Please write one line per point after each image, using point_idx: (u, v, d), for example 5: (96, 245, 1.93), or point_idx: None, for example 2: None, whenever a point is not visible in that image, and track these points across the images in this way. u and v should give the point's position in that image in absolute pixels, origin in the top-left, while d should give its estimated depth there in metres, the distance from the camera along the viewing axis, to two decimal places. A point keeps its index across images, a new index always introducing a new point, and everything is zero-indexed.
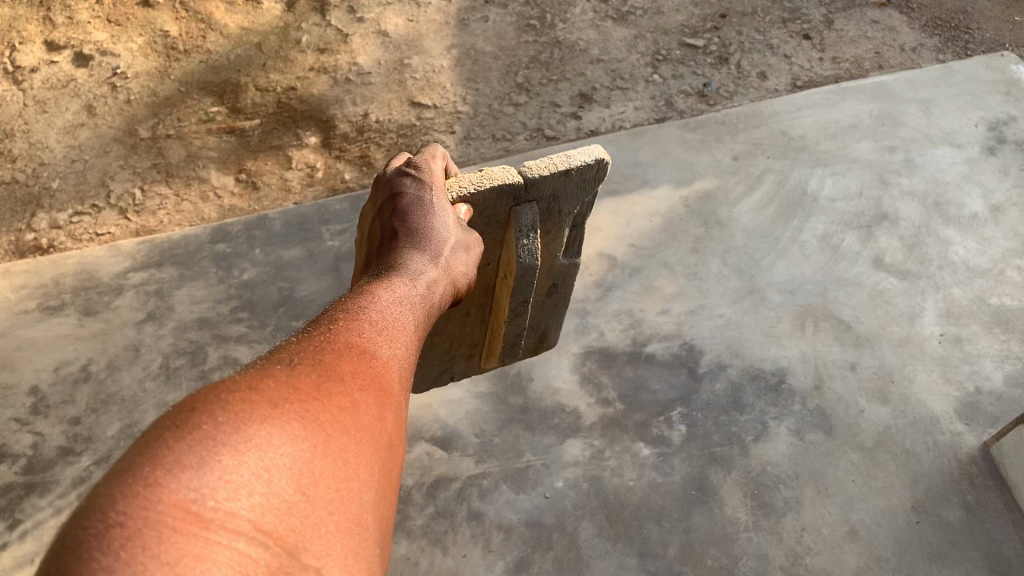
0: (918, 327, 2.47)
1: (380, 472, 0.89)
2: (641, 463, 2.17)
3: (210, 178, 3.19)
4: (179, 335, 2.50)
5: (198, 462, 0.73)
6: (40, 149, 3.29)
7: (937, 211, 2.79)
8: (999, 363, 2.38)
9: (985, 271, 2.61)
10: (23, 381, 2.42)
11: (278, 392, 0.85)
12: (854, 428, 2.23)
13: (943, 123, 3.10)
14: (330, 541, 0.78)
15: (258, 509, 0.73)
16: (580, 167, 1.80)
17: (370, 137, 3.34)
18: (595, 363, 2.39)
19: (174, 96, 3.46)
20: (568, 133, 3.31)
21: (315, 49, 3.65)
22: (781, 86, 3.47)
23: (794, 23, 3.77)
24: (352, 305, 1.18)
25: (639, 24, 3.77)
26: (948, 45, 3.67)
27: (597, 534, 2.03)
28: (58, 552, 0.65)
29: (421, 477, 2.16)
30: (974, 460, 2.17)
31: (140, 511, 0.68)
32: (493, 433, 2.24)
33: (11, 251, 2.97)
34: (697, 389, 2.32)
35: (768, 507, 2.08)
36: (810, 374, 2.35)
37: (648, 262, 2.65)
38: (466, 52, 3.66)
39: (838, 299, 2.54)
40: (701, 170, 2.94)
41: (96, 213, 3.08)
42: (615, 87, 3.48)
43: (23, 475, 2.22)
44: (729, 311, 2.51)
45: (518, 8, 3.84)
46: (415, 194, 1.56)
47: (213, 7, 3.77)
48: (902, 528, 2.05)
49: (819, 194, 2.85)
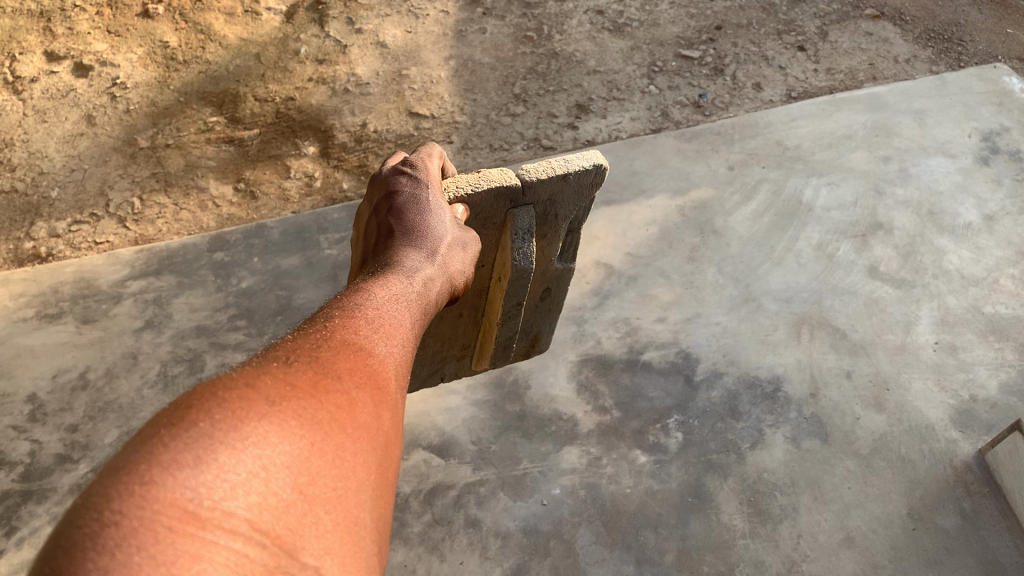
0: (913, 335, 2.48)
1: (377, 470, 0.87)
2: (638, 470, 2.18)
3: (209, 187, 3.20)
4: (177, 343, 2.51)
5: (194, 460, 0.71)
6: (39, 158, 3.29)
7: (931, 220, 2.81)
8: (994, 371, 2.40)
9: (979, 280, 2.63)
10: (21, 389, 2.42)
11: (275, 389, 0.83)
12: (850, 435, 2.25)
13: (937, 133, 3.12)
14: (328, 541, 0.75)
15: (255, 509, 0.70)
16: (578, 172, 1.82)
17: (368, 147, 3.35)
18: (592, 371, 2.40)
19: (173, 106, 3.47)
20: (564, 143, 3.33)
21: (314, 60, 3.67)
22: (777, 96, 3.49)
23: (789, 35, 3.80)
24: (347, 303, 1.18)
25: (635, 35, 3.80)
26: (941, 56, 3.70)
27: (594, 541, 2.04)
28: (52, 552, 0.62)
29: (419, 484, 2.16)
30: (970, 467, 2.18)
31: (135, 510, 0.65)
32: (489, 441, 2.24)
33: (10, 259, 2.98)
34: (693, 397, 2.33)
35: (765, 514, 2.09)
36: (807, 382, 2.36)
37: (645, 270, 2.66)
38: (464, 63, 3.68)
39: (833, 307, 2.55)
40: (697, 180, 2.96)
41: (95, 222, 3.08)
42: (612, 98, 3.50)
43: (20, 482, 2.22)
44: (725, 319, 2.52)
45: (515, 20, 3.86)
46: (410, 192, 1.58)
47: (212, 19, 3.79)
48: (899, 534, 2.06)
49: (815, 204, 2.87)
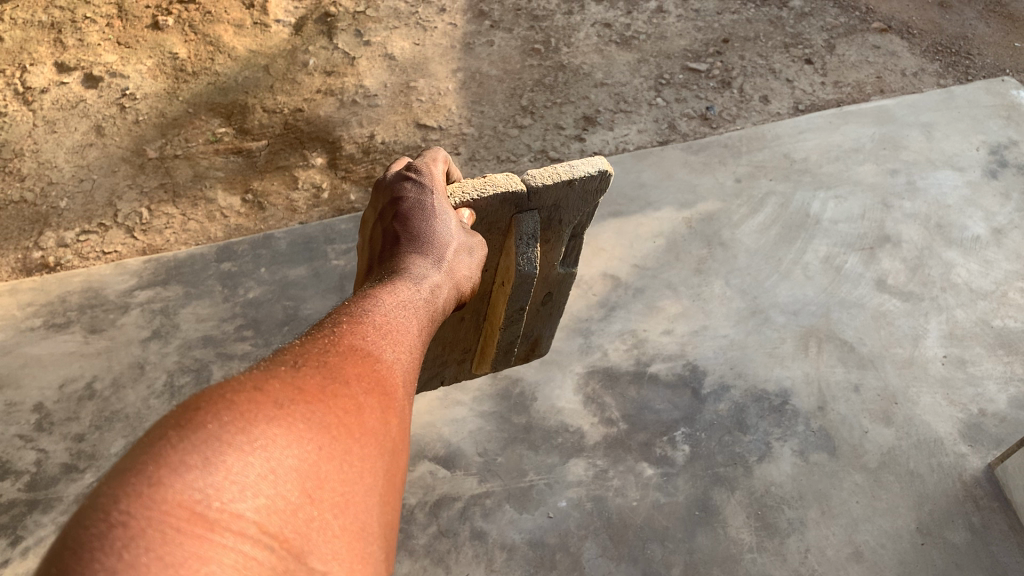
0: (921, 348, 2.47)
1: (385, 476, 0.86)
2: (644, 482, 2.17)
3: (216, 198, 3.21)
4: (183, 354, 2.51)
5: (204, 461, 0.71)
6: (48, 168, 3.31)
7: (939, 233, 2.81)
8: (1003, 386, 2.38)
9: (988, 293, 2.62)
10: (27, 398, 2.42)
11: (284, 393, 0.83)
12: (858, 449, 2.24)
13: (945, 147, 3.12)
14: (336, 546, 0.74)
15: (263, 512, 0.70)
16: (583, 178, 1.82)
17: (376, 158, 3.37)
18: (598, 384, 2.39)
19: (182, 117, 3.50)
20: (571, 155, 3.34)
21: (322, 72, 3.69)
22: (784, 109, 3.50)
23: (796, 48, 3.81)
24: (355, 309, 1.18)
25: (642, 48, 3.81)
26: (949, 69, 3.71)
27: (600, 555, 2.03)
28: (59, 552, 0.62)
29: (424, 496, 2.15)
30: (979, 482, 2.17)
31: (142, 512, 0.65)
32: (496, 452, 2.24)
33: (17, 268, 2.98)
34: (700, 410, 2.32)
35: (773, 528, 2.08)
36: (814, 396, 2.35)
37: (651, 282, 2.66)
38: (472, 76, 3.69)
39: (841, 321, 2.55)
40: (704, 193, 2.95)
41: (103, 232, 3.09)
42: (618, 110, 3.52)
43: (25, 492, 2.22)
44: (731, 331, 2.52)
45: (523, 33, 3.88)
46: (415, 198, 1.58)
47: (222, 30, 3.82)
48: (907, 549, 2.04)
49: (822, 216, 2.86)
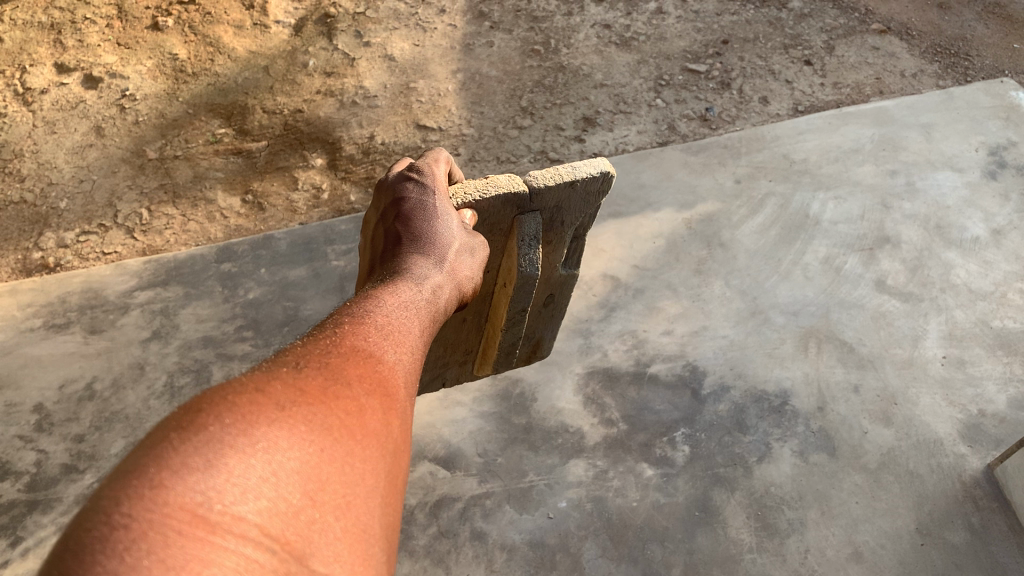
0: (921, 349, 2.48)
1: (386, 477, 0.86)
2: (644, 483, 2.17)
3: (216, 199, 3.22)
4: (183, 354, 2.51)
5: (205, 464, 0.71)
6: (48, 169, 3.31)
7: (938, 234, 2.81)
8: (1003, 386, 2.39)
9: (988, 294, 2.63)
10: (27, 399, 2.42)
11: (285, 395, 0.84)
12: (858, 450, 2.24)
13: (944, 148, 3.13)
14: (338, 548, 0.74)
15: (265, 514, 0.70)
16: (585, 179, 1.82)
17: (376, 159, 3.37)
18: (598, 384, 2.39)
19: (182, 118, 3.50)
20: (571, 156, 3.35)
21: (322, 73, 3.69)
22: (783, 110, 3.51)
23: (796, 49, 3.82)
24: (357, 310, 1.18)
25: (642, 49, 3.81)
26: (948, 70, 3.72)
27: (600, 555, 2.03)
28: (61, 554, 0.62)
29: (425, 497, 2.15)
30: (978, 482, 2.17)
31: (144, 514, 0.65)
32: (496, 453, 2.24)
33: (17, 269, 2.98)
34: (700, 410, 2.33)
35: (772, 528, 2.08)
36: (814, 396, 2.35)
37: (651, 283, 2.67)
38: (471, 76, 3.69)
39: (840, 321, 2.55)
40: (704, 194, 2.96)
41: (103, 232, 3.09)
42: (618, 111, 3.52)
43: (25, 492, 2.22)
44: (731, 332, 2.52)
45: (523, 34, 3.88)
46: (417, 199, 1.58)
47: (222, 31, 3.82)
48: (907, 549, 2.05)
49: (821, 217, 2.87)
